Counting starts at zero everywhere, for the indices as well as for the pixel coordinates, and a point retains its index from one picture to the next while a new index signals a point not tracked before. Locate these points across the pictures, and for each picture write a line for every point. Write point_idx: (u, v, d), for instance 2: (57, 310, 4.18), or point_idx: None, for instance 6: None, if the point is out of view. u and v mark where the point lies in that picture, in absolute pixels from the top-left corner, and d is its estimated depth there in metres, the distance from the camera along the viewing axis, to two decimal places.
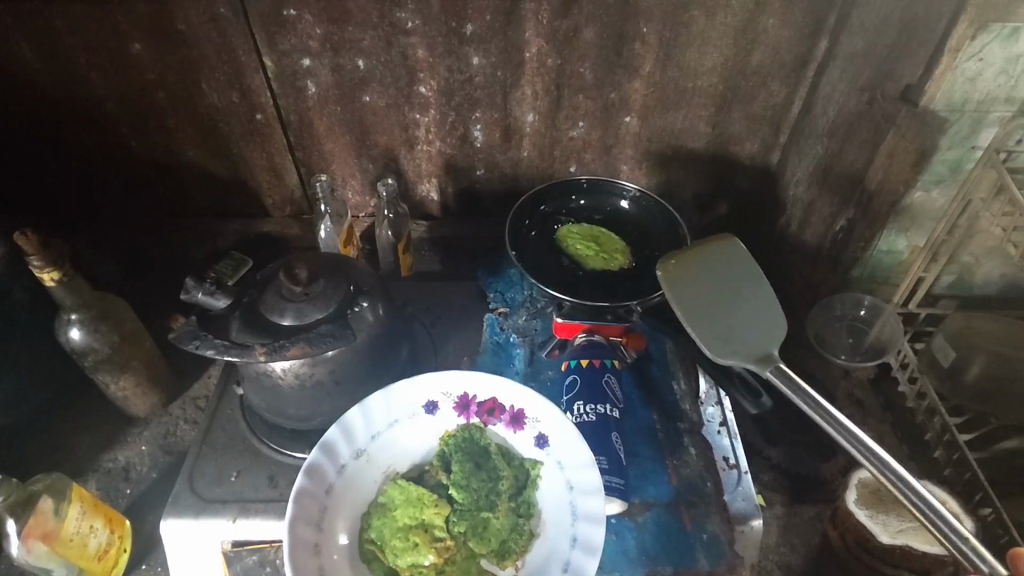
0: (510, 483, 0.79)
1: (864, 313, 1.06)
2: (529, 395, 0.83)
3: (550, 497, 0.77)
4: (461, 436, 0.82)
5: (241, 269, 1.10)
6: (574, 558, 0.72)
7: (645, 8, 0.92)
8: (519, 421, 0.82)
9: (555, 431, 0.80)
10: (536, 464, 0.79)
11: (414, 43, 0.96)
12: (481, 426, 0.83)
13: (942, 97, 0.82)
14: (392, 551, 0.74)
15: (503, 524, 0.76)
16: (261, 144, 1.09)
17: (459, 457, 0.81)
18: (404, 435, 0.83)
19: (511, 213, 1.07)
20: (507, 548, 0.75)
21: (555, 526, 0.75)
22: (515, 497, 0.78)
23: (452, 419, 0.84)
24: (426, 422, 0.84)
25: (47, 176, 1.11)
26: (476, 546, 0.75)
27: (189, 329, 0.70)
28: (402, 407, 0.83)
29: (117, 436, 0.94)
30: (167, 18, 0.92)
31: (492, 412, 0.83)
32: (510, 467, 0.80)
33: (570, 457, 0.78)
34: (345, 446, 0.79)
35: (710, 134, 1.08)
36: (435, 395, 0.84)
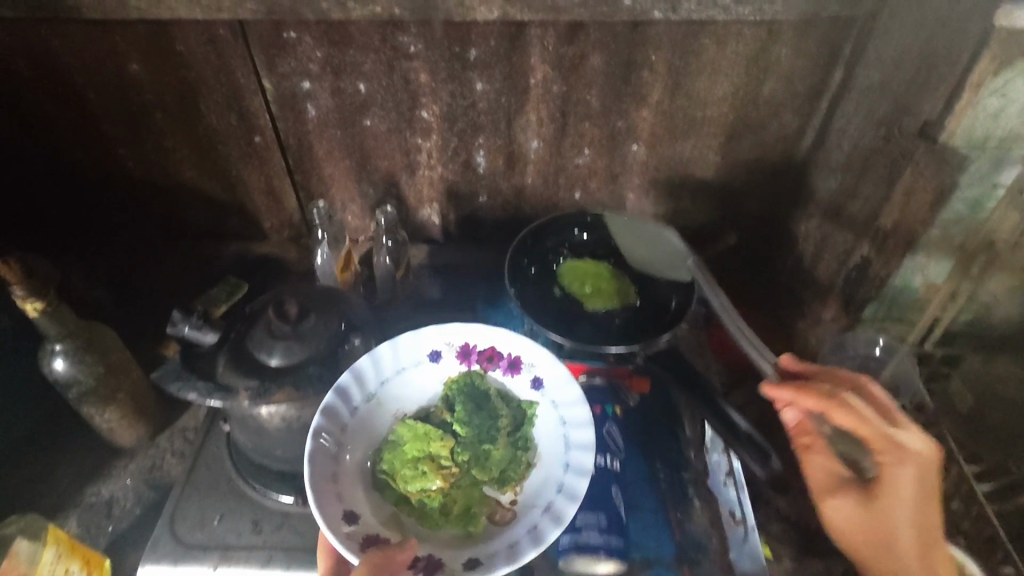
0: (507, 421, 0.82)
1: (878, 353, 1.00)
2: (526, 343, 0.86)
3: (546, 433, 0.81)
4: (462, 380, 0.86)
5: (235, 295, 0.99)
6: (568, 483, 0.75)
7: (653, 36, 0.89)
8: (517, 367, 0.85)
9: (549, 373, 0.84)
10: (532, 405, 0.83)
11: (416, 67, 0.93)
12: (482, 372, 0.87)
13: (961, 134, 0.78)
14: (403, 478, 0.77)
15: (502, 457, 0.79)
16: (259, 166, 1.07)
17: (461, 399, 0.84)
18: (413, 381, 0.85)
19: (508, 255, 1.02)
20: (507, 475, 0.78)
21: (550, 459, 0.79)
22: (513, 433, 0.82)
23: (453, 366, 0.87)
24: (431, 370, 0.86)
25: (42, 194, 1.08)
26: (479, 474, 0.78)
27: (172, 368, 0.74)
28: (409, 354, 0.86)
29: (101, 469, 0.91)
30: (165, 40, 0.89)
31: (492, 359, 0.87)
32: (509, 406, 0.84)
33: (563, 396, 0.82)
34: (358, 388, 0.81)
35: (719, 164, 1.05)
36: (438, 345, 0.87)
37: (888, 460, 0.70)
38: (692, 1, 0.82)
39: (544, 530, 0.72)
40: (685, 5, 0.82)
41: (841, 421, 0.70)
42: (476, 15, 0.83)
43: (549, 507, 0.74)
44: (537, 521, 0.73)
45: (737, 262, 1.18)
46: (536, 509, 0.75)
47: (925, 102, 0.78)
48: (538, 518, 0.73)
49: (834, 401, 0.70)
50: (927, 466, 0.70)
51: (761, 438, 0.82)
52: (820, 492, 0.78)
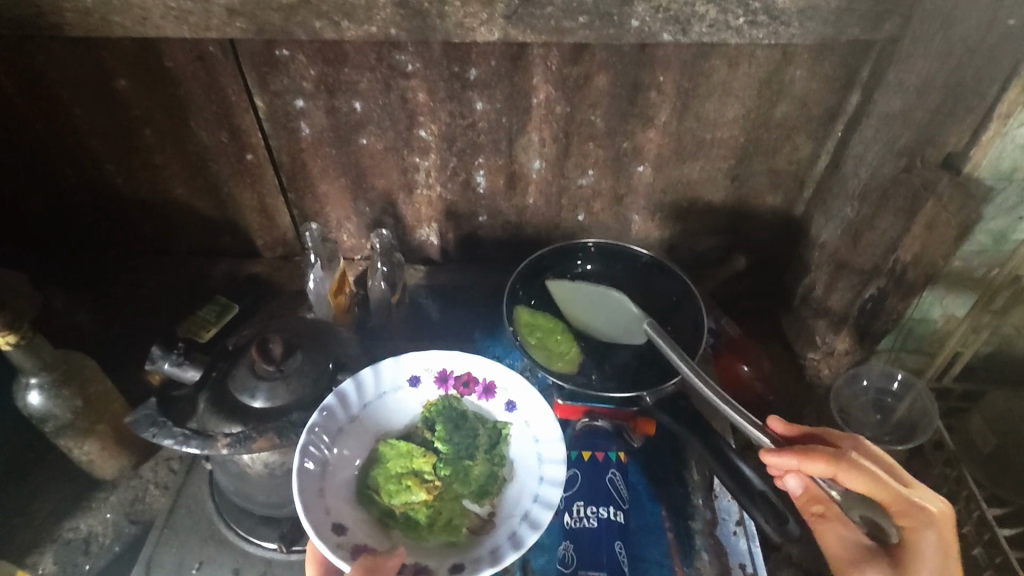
0: (485, 437, 0.80)
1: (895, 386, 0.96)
2: (500, 370, 0.83)
3: (521, 447, 0.79)
4: (440, 404, 0.82)
5: (226, 315, 1.01)
6: (543, 493, 0.74)
7: (662, 57, 0.85)
8: (491, 391, 0.83)
9: (521, 394, 0.82)
10: (506, 424, 0.81)
11: (414, 86, 0.89)
12: (458, 397, 0.83)
13: (988, 166, 0.73)
14: (387, 493, 0.75)
15: (481, 472, 0.77)
16: (251, 185, 1.03)
17: (439, 417, 0.81)
18: (395, 405, 0.82)
19: (508, 286, 0.98)
20: (487, 488, 0.76)
21: (526, 471, 0.77)
22: (492, 449, 0.79)
23: (432, 392, 0.83)
24: (411, 394, 0.83)
25: (29, 211, 1.05)
26: (460, 488, 0.76)
27: (147, 415, 0.71)
28: (389, 378, 0.83)
29: (81, 501, 0.88)
30: (153, 56, 0.86)
31: (468, 385, 0.83)
32: (484, 425, 0.81)
33: (536, 415, 0.80)
34: (341, 410, 0.78)
35: (729, 187, 1.01)
36: (418, 370, 0.84)
37: (912, 525, 0.64)
38: (704, 23, 0.78)
39: (522, 537, 0.71)
40: (696, 27, 0.78)
41: (852, 484, 0.65)
42: (476, 35, 0.79)
43: (526, 516, 0.73)
44: (515, 529, 0.72)
45: (745, 287, 1.13)
46: (514, 517, 0.73)
47: (949, 132, 0.74)
48: (516, 526, 0.72)
49: (841, 461, 0.65)
50: (949, 529, 0.64)
51: (776, 498, 0.79)
52: (845, 564, 0.69)
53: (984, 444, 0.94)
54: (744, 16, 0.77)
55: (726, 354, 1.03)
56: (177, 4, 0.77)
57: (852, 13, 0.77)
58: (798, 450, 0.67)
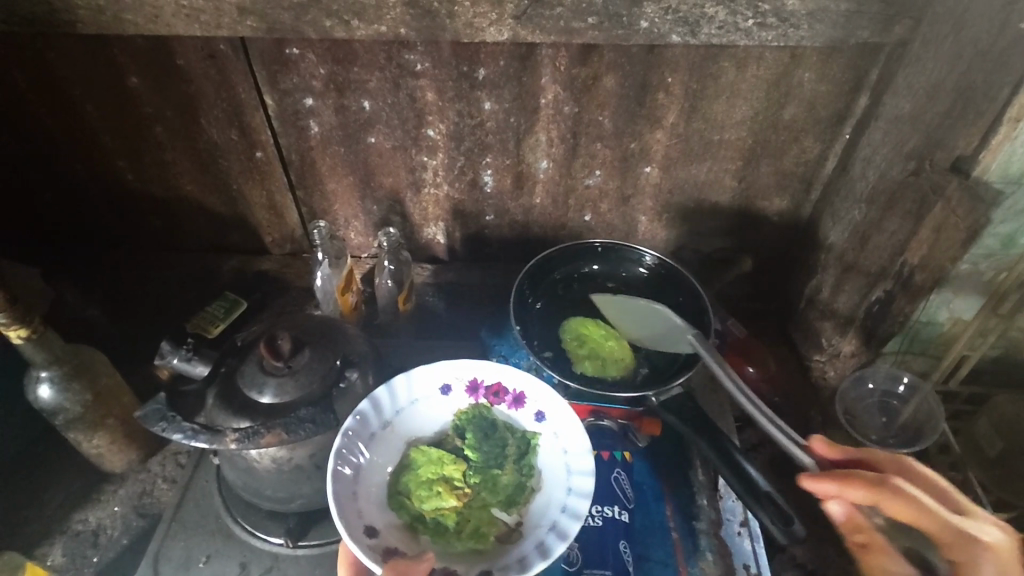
0: (514, 447, 0.80)
1: (902, 390, 0.96)
2: (531, 380, 0.84)
3: (549, 457, 0.80)
4: (471, 412, 0.83)
5: (234, 310, 1.07)
6: (570, 504, 0.75)
7: (670, 58, 0.85)
8: (520, 402, 0.83)
9: (551, 405, 0.82)
10: (536, 435, 0.81)
11: (423, 86, 0.90)
12: (488, 406, 0.84)
13: (996, 168, 0.73)
14: (417, 499, 0.76)
15: (510, 481, 0.77)
16: (260, 183, 1.03)
17: (470, 426, 0.82)
18: (427, 414, 0.83)
19: (513, 289, 0.98)
20: (514, 498, 0.76)
21: (553, 481, 0.78)
22: (521, 459, 0.79)
23: (463, 400, 0.84)
24: (442, 403, 0.84)
25: (41, 205, 1.06)
26: (488, 497, 0.76)
27: (156, 409, 0.71)
28: (421, 386, 0.84)
29: (90, 493, 0.89)
30: (164, 53, 0.86)
31: (498, 394, 0.84)
32: (514, 434, 0.81)
33: (565, 426, 0.81)
34: (374, 417, 0.81)
35: (736, 189, 1.01)
36: (448, 379, 0.85)
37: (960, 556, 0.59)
38: (713, 25, 0.78)
39: (549, 546, 0.71)
40: (705, 29, 0.78)
41: (896, 512, 0.60)
42: (485, 36, 0.80)
43: (554, 526, 0.73)
44: (542, 538, 0.72)
45: (751, 288, 1.13)
46: (541, 527, 0.74)
47: (958, 136, 0.74)
48: (544, 535, 0.73)
49: (884, 487, 0.60)
50: None
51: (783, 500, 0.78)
52: None
53: (989, 448, 0.95)
54: (753, 18, 0.77)
55: (732, 355, 1.03)
56: (189, 3, 0.77)
57: (862, 16, 0.76)
58: (840, 476, 0.63)
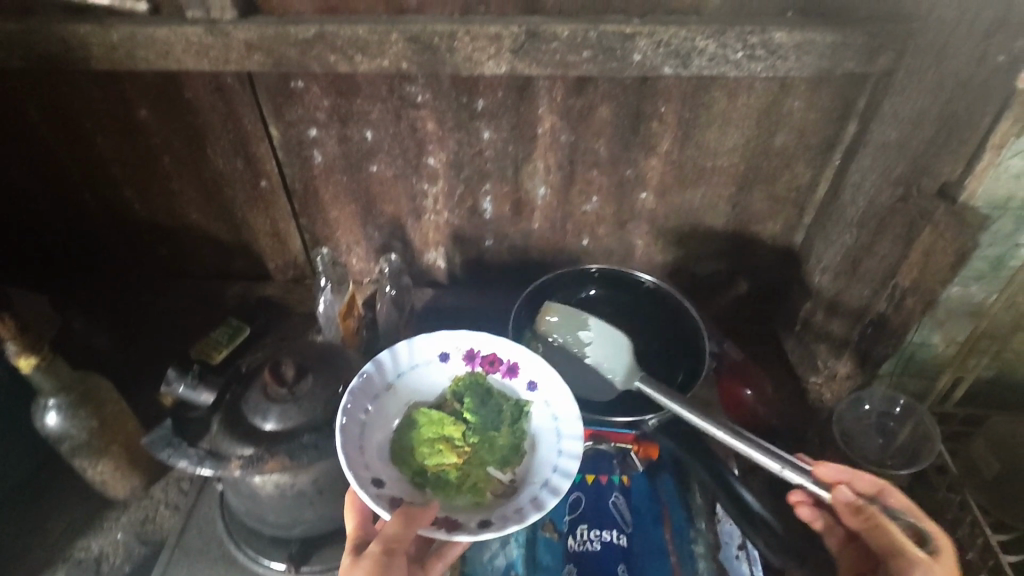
0: (509, 412, 0.80)
1: (897, 411, 0.98)
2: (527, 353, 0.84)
3: (542, 422, 0.81)
4: (468, 378, 0.83)
5: (237, 337, 1.06)
6: (562, 464, 0.76)
7: (663, 88, 0.88)
8: (514, 371, 0.84)
9: (544, 374, 0.83)
10: (527, 402, 0.82)
11: (423, 116, 0.92)
12: (484, 374, 0.85)
13: (982, 195, 0.77)
14: (420, 455, 0.76)
15: (506, 443, 0.77)
16: (264, 210, 1.05)
17: (467, 391, 0.81)
18: (427, 378, 0.85)
19: (512, 312, 0.99)
20: (511, 458, 0.77)
21: (545, 444, 0.79)
22: (516, 423, 0.80)
23: (460, 367, 0.85)
24: (441, 369, 0.86)
25: (49, 233, 1.08)
26: (486, 456, 0.76)
27: (162, 436, 0.74)
28: (421, 352, 0.86)
29: (93, 521, 0.89)
30: (174, 87, 0.89)
31: (493, 363, 0.85)
32: (509, 400, 0.81)
33: (557, 395, 0.82)
34: (378, 377, 0.82)
35: (730, 213, 1.03)
36: (447, 347, 0.86)
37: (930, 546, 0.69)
38: (703, 57, 0.81)
39: (543, 500, 0.73)
40: (696, 61, 0.81)
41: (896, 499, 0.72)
42: (484, 69, 0.83)
43: (547, 483, 0.75)
44: (536, 493, 0.74)
45: (748, 310, 1.15)
46: (534, 485, 0.75)
47: (944, 162, 0.77)
48: (537, 490, 0.74)
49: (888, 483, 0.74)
50: None
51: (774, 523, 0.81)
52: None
53: (987, 470, 0.95)
54: (743, 50, 0.80)
55: (730, 379, 1.04)
56: (199, 40, 0.80)
57: (848, 47, 0.79)
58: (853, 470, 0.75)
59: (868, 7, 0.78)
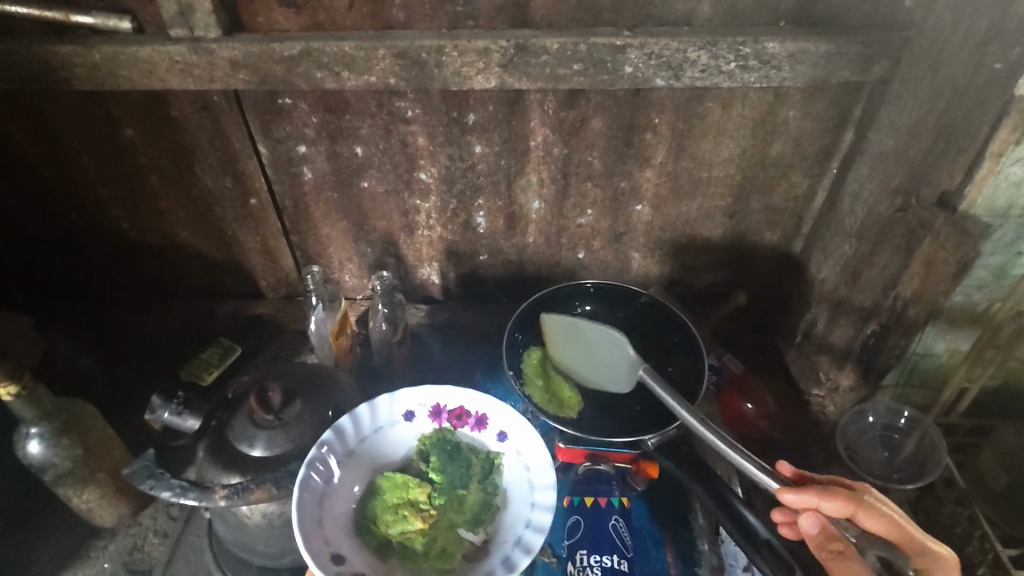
0: (479, 467, 0.81)
1: (901, 423, 0.95)
2: (494, 404, 0.84)
3: (514, 474, 0.80)
4: (435, 436, 0.83)
5: (228, 357, 1.03)
6: (535, 518, 0.75)
7: (656, 100, 0.87)
8: (483, 423, 0.84)
9: (512, 425, 0.82)
10: (498, 455, 0.82)
11: (414, 131, 0.91)
12: (452, 429, 0.84)
13: (982, 203, 0.76)
14: (384, 524, 0.76)
15: (475, 500, 0.78)
16: (254, 228, 1.04)
17: (433, 449, 0.82)
18: (393, 439, 0.83)
19: (507, 325, 0.97)
20: (480, 517, 0.77)
21: (518, 498, 0.78)
22: (485, 478, 0.80)
23: (427, 425, 0.84)
24: (407, 429, 0.84)
25: (35, 254, 1.07)
26: (454, 517, 0.77)
27: (144, 466, 0.70)
28: (385, 412, 0.84)
29: (79, 550, 0.87)
30: (159, 106, 0.88)
31: (461, 417, 0.84)
32: (477, 455, 0.81)
33: (527, 446, 0.81)
34: (339, 444, 0.79)
35: (727, 224, 1.02)
36: (412, 405, 0.85)
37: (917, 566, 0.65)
38: (696, 68, 0.80)
39: (515, 561, 0.72)
40: (689, 72, 0.80)
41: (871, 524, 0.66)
42: (473, 84, 0.81)
43: (519, 541, 0.74)
44: (508, 553, 0.73)
45: (747, 322, 1.13)
46: (506, 544, 0.74)
47: (942, 172, 0.76)
48: (510, 550, 0.73)
49: (860, 502, 0.66)
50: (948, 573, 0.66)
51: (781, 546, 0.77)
52: None
53: (995, 483, 0.93)
54: (735, 61, 0.79)
55: (729, 391, 1.02)
56: (183, 59, 0.79)
57: (843, 56, 0.78)
58: (819, 491, 0.66)
59: (862, 15, 0.77)
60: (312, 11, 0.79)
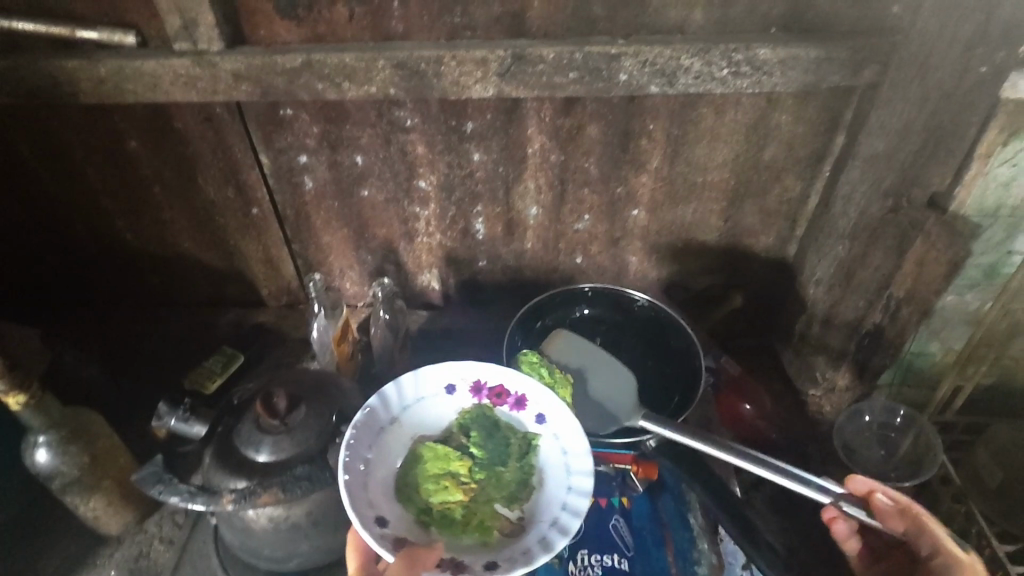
0: (517, 445, 0.80)
1: (898, 421, 0.98)
2: (534, 383, 0.83)
3: (551, 454, 0.80)
4: (475, 412, 0.83)
5: (231, 364, 1.05)
6: (571, 502, 0.75)
7: (650, 107, 0.88)
8: (522, 404, 0.83)
9: (552, 405, 0.82)
10: (536, 436, 0.81)
11: (413, 140, 0.93)
12: (491, 407, 0.84)
13: (973, 203, 0.79)
14: (425, 492, 0.76)
15: (513, 478, 0.78)
16: (256, 238, 1.05)
17: (473, 424, 0.82)
18: (434, 410, 0.84)
19: (508, 331, 0.99)
20: (518, 495, 0.77)
21: (554, 479, 0.78)
22: (524, 457, 0.80)
23: (467, 399, 0.84)
24: (446, 402, 0.84)
25: (40, 264, 1.08)
26: (492, 493, 0.77)
27: (153, 471, 0.71)
28: (428, 384, 0.85)
29: (86, 558, 0.88)
30: (162, 118, 0.89)
31: (501, 396, 0.84)
32: (517, 434, 0.81)
33: (566, 429, 0.80)
34: (381, 411, 0.81)
35: (722, 228, 1.03)
36: (454, 379, 0.85)
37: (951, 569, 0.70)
38: (689, 75, 0.81)
39: (552, 541, 0.72)
40: (682, 79, 0.82)
41: None
42: (471, 92, 0.83)
43: (556, 522, 0.74)
44: (545, 533, 0.73)
45: (744, 324, 1.14)
46: (542, 522, 0.74)
47: (932, 174, 0.79)
48: (546, 529, 0.73)
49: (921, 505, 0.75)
50: None
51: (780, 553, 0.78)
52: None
53: (991, 479, 0.94)
54: (727, 67, 0.81)
55: (728, 394, 1.03)
56: (186, 71, 0.80)
57: (833, 62, 0.79)
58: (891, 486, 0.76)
59: (851, 22, 0.79)
60: (313, 24, 0.80)
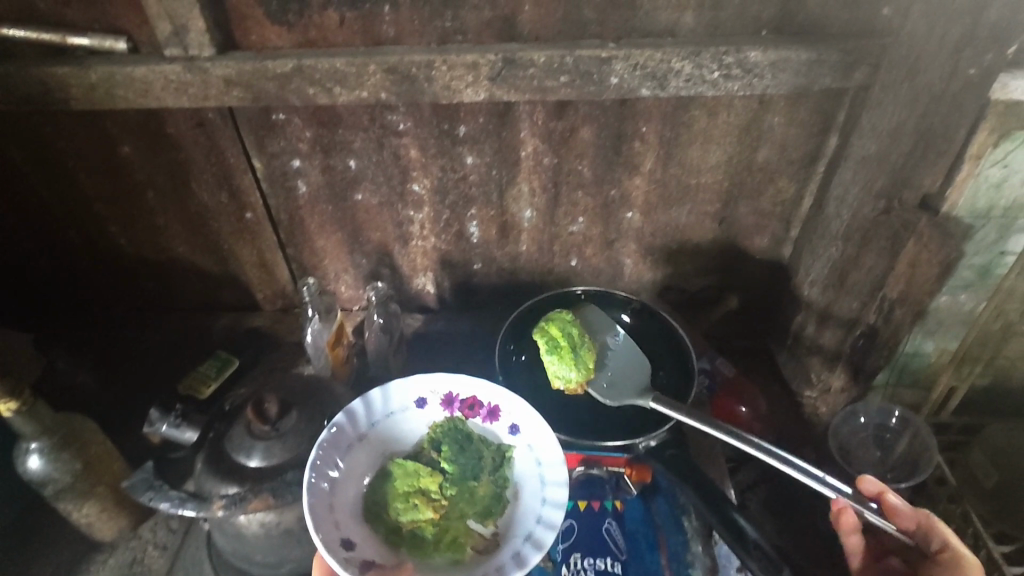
0: (489, 458, 0.81)
1: (892, 423, 1.00)
2: (505, 393, 0.84)
3: (525, 467, 0.81)
4: (446, 425, 0.83)
5: (225, 369, 1.05)
6: (546, 515, 0.76)
7: (643, 109, 0.88)
8: (495, 415, 0.84)
9: (524, 417, 0.83)
10: (509, 448, 0.82)
11: (406, 143, 0.93)
12: (463, 419, 0.84)
13: (965, 204, 0.79)
14: (395, 511, 0.76)
15: (486, 493, 0.78)
16: (250, 242, 1.05)
17: (445, 438, 0.82)
18: (404, 425, 0.84)
19: (498, 334, 1.00)
20: (491, 509, 0.77)
21: (528, 492, 0.79)
22: (497, 471, 0.80)
23: (438, 413, 0.85)
24: (417, 416, 0.85)
25: (34, 270, 1.08)
26: (465, 508, 0.77)
27: (143, 478, 0.72)
28: (397, 398, 0.85)
29: (79, 564, 0.88)
30: (154, 123, 0.89)
31: (473, 407, 0.85)
32: (489, 446, 0.82)
33: (540, 440, 0.81)
34: (350, 428, 0.81)
35: (716, 229, 1.03)
36: (424, 392, 0.86)
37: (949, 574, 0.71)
38: (680, 78, 0.81)
39: (526, 556, 0.72)
40: (674, 82, 0.82)
41: None
42: (463, 96, 0.83)
43: (530, 536, 0.74)
44: (519, 548, 0.73)
45: (739, 325, 1.14)
46: (517, 538, 0.75)
47: (924, 175, 0.79)
48: (520, 545, 0.74)
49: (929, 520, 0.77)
50: None
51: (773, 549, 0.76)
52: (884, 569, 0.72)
53: (986, 479, 0.94)
54: (719, 70, 0.81)
55: (724, 395, 1.02)
56: (177, 77, 0.80)
57: (824, 64, 0.79)
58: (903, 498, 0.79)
59: (842, 24, 0.79)
60: (304, 29, 0.80)
